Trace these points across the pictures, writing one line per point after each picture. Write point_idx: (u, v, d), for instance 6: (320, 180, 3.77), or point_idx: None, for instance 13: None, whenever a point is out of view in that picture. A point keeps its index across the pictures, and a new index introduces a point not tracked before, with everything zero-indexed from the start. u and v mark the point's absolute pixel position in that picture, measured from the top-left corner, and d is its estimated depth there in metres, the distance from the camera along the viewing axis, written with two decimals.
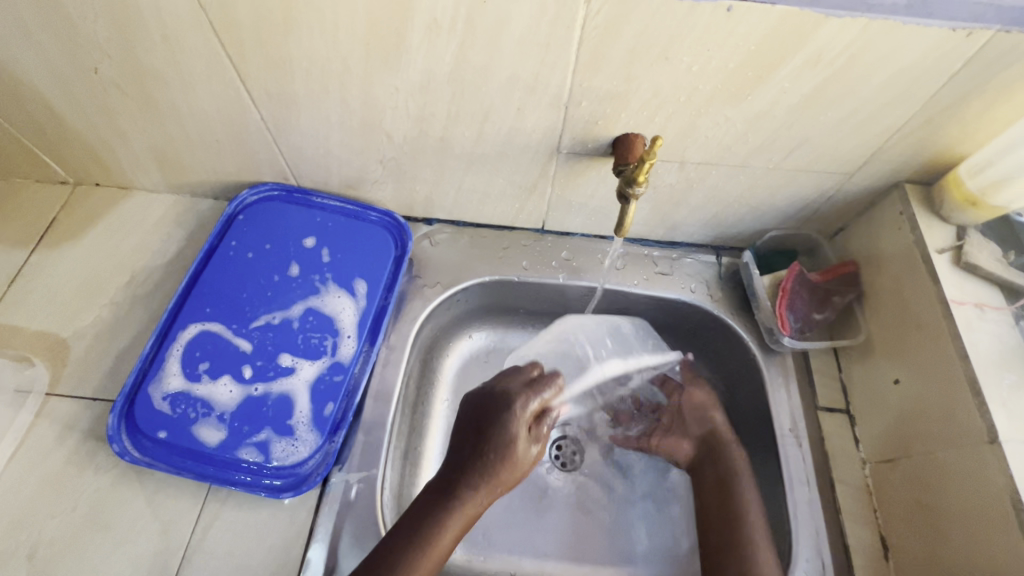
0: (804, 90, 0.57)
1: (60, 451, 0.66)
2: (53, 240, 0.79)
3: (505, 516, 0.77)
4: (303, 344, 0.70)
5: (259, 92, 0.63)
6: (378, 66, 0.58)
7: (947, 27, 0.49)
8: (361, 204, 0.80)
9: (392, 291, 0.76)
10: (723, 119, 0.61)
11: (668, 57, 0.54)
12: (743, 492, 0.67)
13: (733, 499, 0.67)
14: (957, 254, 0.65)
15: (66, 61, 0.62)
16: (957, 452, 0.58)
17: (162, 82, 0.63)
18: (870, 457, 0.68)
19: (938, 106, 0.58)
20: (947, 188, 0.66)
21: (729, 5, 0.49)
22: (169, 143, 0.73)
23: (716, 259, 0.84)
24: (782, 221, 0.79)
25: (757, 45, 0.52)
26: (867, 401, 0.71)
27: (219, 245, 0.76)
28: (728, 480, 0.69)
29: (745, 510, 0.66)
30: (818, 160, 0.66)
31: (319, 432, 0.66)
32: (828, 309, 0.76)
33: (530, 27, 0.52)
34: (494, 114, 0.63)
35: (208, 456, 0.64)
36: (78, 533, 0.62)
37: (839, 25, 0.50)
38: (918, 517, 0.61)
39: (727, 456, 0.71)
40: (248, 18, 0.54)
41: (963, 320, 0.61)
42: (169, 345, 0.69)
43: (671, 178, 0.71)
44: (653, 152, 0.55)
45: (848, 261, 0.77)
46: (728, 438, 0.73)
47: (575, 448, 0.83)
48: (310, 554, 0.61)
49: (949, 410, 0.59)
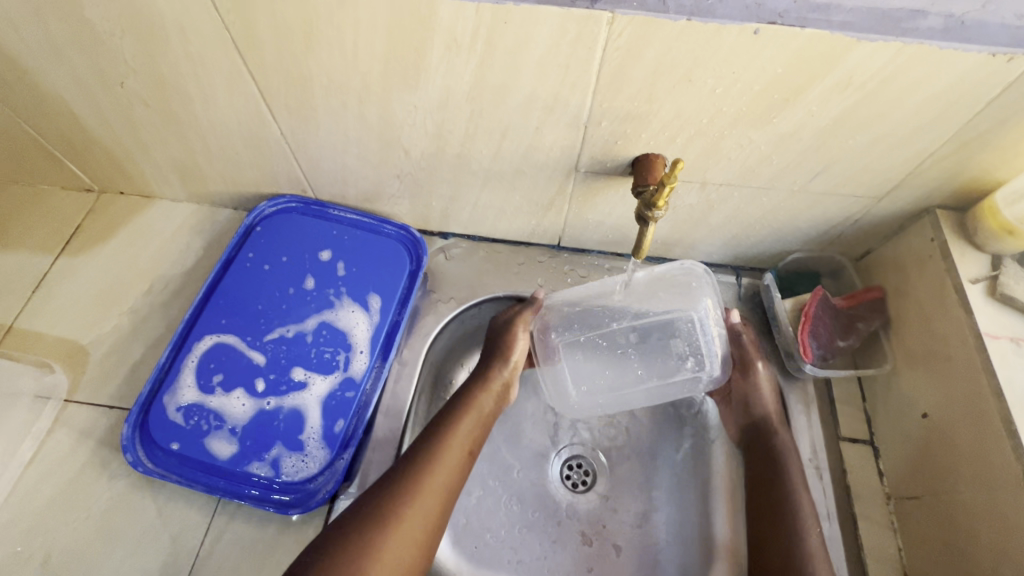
0: (832, 113, 0.55)
1: (75, 458, 0.67)
2: (77, 247, 0.81)
3: (515, 538, 0.73)
4: (315, 359, 0.71)
5: (278, 107, 0.63)
6: (397, 84, 0.58)
7: (986, 51, 0.47)
8: (377, 217, 0.80)
9: (406, 305, 0.75)
10: (746, 140, 0.59)
11: (692, 78, 0.53)
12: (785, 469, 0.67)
13: (773, 516, 0.64)
14: (992, 285, 0.63)
15: (95, 76, 0.63)
16: (988, 496, 0.56)
17: (184, 95, 0.64)
18: (895, 492, 0.67)
19: (975, 131, 0.55)
20: (982, 216, 0.64)
21: (755, 28, 0.47)
22: (192, 155, 0.74)
23: (736, 280, 0.82)
24: (806, 243, 0.76)
25: (783, 68, 0.51)
26: (893, 433, 0.69)
27: (236, 256, 0.77)
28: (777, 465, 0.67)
29: (788, 483, 0.65)
30: (845, 183, 0.64)
31: (329, 448, 0.66)
32: (852, 336, 0.74)
33: (551, 47, 0.51)
34: (513, 132, 0.62)
35: (219, 469, 0.64)
36: (90, 542, 0.62)
37: (871, 49, 0.48)
38: (946, 560, 0.60)
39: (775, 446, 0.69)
40: (270, 36, 0.55)
41: (998, 355, 0.59)
42: (184, 356, 0.69)
43: (691, 199, 0.69)
44: (673, 176, 0.53)
45: (874, 285, 0.75)
46: (776, 422, 0.71)
47: (587, 468, 0.78)
48: (339, 504, 0.64)
49: (979, 451, 0.58)
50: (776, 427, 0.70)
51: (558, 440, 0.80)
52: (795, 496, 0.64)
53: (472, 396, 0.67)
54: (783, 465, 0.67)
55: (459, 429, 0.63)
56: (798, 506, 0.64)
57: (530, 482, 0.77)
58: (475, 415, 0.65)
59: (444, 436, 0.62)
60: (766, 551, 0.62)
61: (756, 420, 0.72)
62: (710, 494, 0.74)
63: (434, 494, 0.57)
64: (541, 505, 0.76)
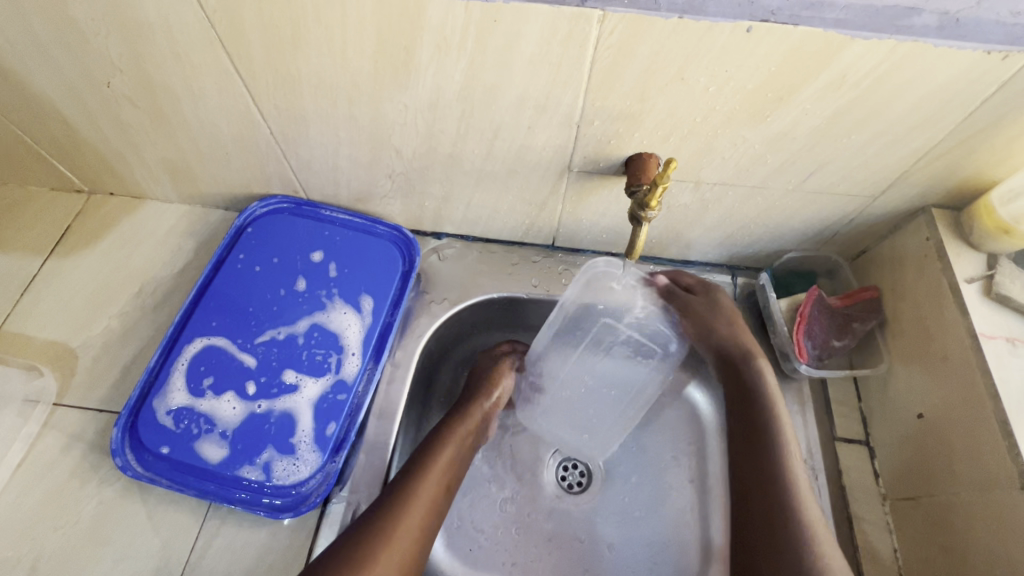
0: (827, 112, 0.54)
1: (65, 463, 0.66)
2: (66, 249, 0.80)
3: (511, 539, 0.73)
4: (307, 361, 0.70)
5: (268, 107, 0.63)
6: (387, 83, 0.57)
7: (981, 49, 0.46)
8: (370, 218, 0.79)
9: (398, 307, 0.75)
10: (740, 140, 0.59)
11: (684, 77, 0.52)
12: (761, 395, 0.66)
13: (756, 449, 0.63)
14: (988, 284, 0.63)
15: (81, 76, 0.62)
16: (984, 497, 0.56)
17: (172, 95, 0.63)
18: (891, 493, 0.66)
19: (970, 129, 0.55)
20: (977, 216, 0.63)
21: (748, 25, 0.46)
22: (182, 156, 0.73)
23: (731, 279, 0.81)
24: (801, 243, 0.76)
25: (777, 66, 0.50)
26: (888, 433, 0.68)
27: (227, 257, 0.76)
28: (752, 393, 0.67)
29: (765, 410, 0.65)
30: (840, 183, 0.64)
31: (321, 452, 0.65)
32: (847, 336, 0.74)
33: (542, 46, 0.51)
34: (504, 132, 0.62)
35: (210, 473, 0.64)
36: (80, 547, 0.62)
37: (865, 47, 0.47)
38: (942, 561, 0.60)
39: (748, 374, 0.68)
40: (257, 35, 0.54)
41: (993, 356, 0.58)
42: (175, 358, 0.69)
43: (685, 198, 0.69)
44: (666, 176, 0.52)
45: (870, 285, 0.74)
46: (743, 349, 0.70)
47: (583, 469, 0.78)
48: (331, 506, 0.64)
49: (974, 452, 0.57)
50: (750, 355, 0.69)
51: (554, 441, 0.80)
52: (777, 422, 0.63)
53: (455, 427, 0.67)
54: (760, 392, 0.66)
55: (441, 458, 0.63)
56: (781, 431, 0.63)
57: (525, 483, 0.77)
58: (455, 446, 0.65)
59: (424, 468, 0.61)
60: (750, 489, 0.61)
61: (723, 348, 0.71)
62: (709, 490, 0.73)
63: (410, 530, 0.56)
64: (537, 505, 0.75)
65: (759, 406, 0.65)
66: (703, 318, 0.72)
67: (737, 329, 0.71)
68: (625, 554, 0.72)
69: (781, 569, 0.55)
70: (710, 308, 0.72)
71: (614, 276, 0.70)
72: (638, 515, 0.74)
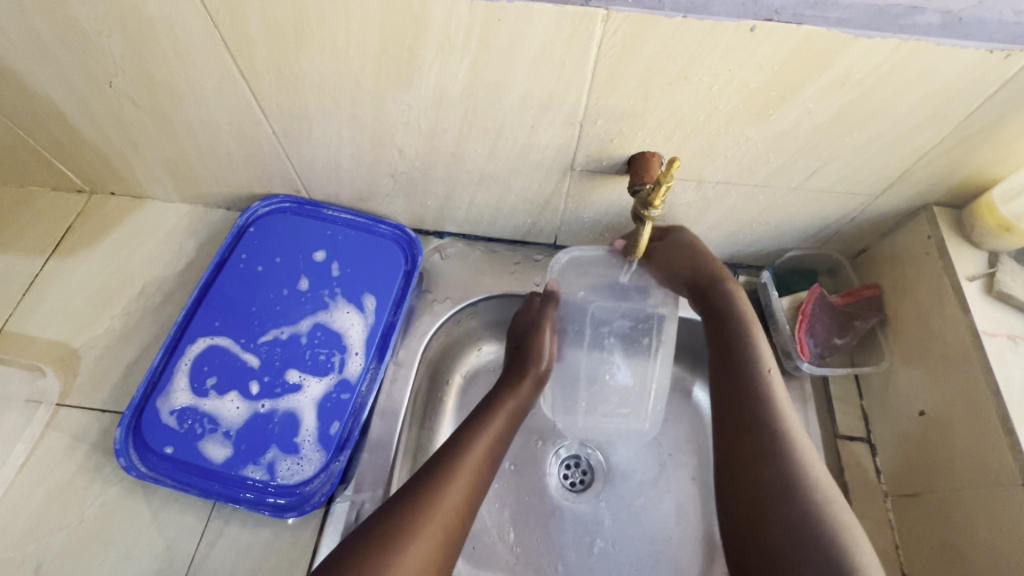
0: (829, 110, 0.54)
1: (68, 463, 0.66)
2: (67, 249, 0.80)
3: (513, 538, 0.73)
4: (310, 361, 0.70)
5: (270, 106, 0.63)
6: (390, 82, 0.57)
7: (983, 48, 0.46)
8: (372, 217, 0.79)
9: (401, 306, 0.75)
10: (743, 139, 0.59)
11: (688, 76, 0.52)
12: (735, 317, 0.66)
13: (733, 373, 0.62)
14: (989, 282, 0.63)
15: (83, 75, 0.62)
16: (986, 493, 0.56)
17: (174, 94, 0.63)
18: (893, 490, 0.67)
19: (972, 128, 0.55)
20: (978, 214, 0.64)
21: (752, 24, 0.46)
22: (184, 156, 0.73)
23: (733, 278, 0.81)
24: (802, 241, 0.76)
25: (780, 66, 0.50)
26: (889, 431, 0.69)
27: (229, 256, 0.76)
28: (727, 315, 0.66)
29: (737, 331, 0.64)
30: (842, 181, 0.64)
31: (325, 451, 0.65)
32: (849, 334, 0.73)
33: (546, 45, 0.51)
34: (507, 131, 0.62)
35: (214, 473, 0.64)
36: (83, 548, 0.62)
37: (868, 46, 0.47)
38: (943, 558, 0.60)
39: (722, 298, 0.67)
40: (260, 35, 0.54)
41: (995, 353, 0.59)
42: (177, 358, 0.69)
43: (688, 197, 0.69)
44: (670, 175, 0.52)
45: (871, 284, 0.75)
46: (713, 273, 0.69)
47: (586, 468, 0.79)
48: (336, 505, 0.64)
49: (976, 449, 0.58)
50: (720, 275, 0.69)
51: (557, 440, 0.80)
52: (750, 343, 0.63)
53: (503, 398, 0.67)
54: (733, 313, 0.66)
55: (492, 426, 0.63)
56: (755, 351, 0.63)
57: (528, 481, 0.77)
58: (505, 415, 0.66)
59: (472, 438, 0.61)
60: (728, 411, 0.61)
61: (693, 281, 0.70)
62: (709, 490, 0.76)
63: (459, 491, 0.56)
64: (540, 503, 0.75)
65: (733, 327, 0.65)
66: (671, 258, 0.70)
67: (707, 254, 0.70)
68: (628, 552, 0.72)
69: (762, 480, 0.55)
70: (672, 250, 0.70)
71: (579, 268, 0.74)
72: (641, 513, 0.75)
